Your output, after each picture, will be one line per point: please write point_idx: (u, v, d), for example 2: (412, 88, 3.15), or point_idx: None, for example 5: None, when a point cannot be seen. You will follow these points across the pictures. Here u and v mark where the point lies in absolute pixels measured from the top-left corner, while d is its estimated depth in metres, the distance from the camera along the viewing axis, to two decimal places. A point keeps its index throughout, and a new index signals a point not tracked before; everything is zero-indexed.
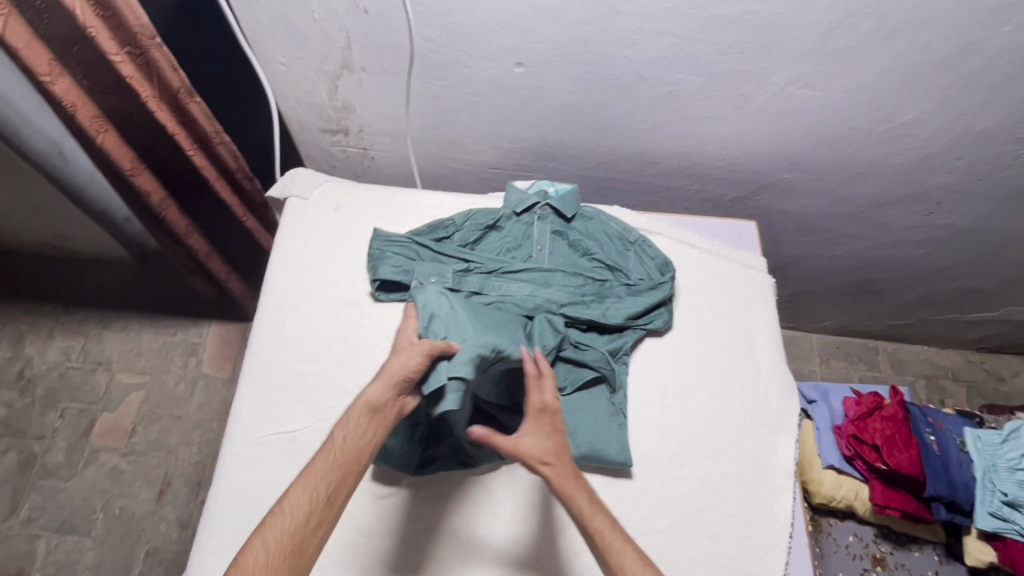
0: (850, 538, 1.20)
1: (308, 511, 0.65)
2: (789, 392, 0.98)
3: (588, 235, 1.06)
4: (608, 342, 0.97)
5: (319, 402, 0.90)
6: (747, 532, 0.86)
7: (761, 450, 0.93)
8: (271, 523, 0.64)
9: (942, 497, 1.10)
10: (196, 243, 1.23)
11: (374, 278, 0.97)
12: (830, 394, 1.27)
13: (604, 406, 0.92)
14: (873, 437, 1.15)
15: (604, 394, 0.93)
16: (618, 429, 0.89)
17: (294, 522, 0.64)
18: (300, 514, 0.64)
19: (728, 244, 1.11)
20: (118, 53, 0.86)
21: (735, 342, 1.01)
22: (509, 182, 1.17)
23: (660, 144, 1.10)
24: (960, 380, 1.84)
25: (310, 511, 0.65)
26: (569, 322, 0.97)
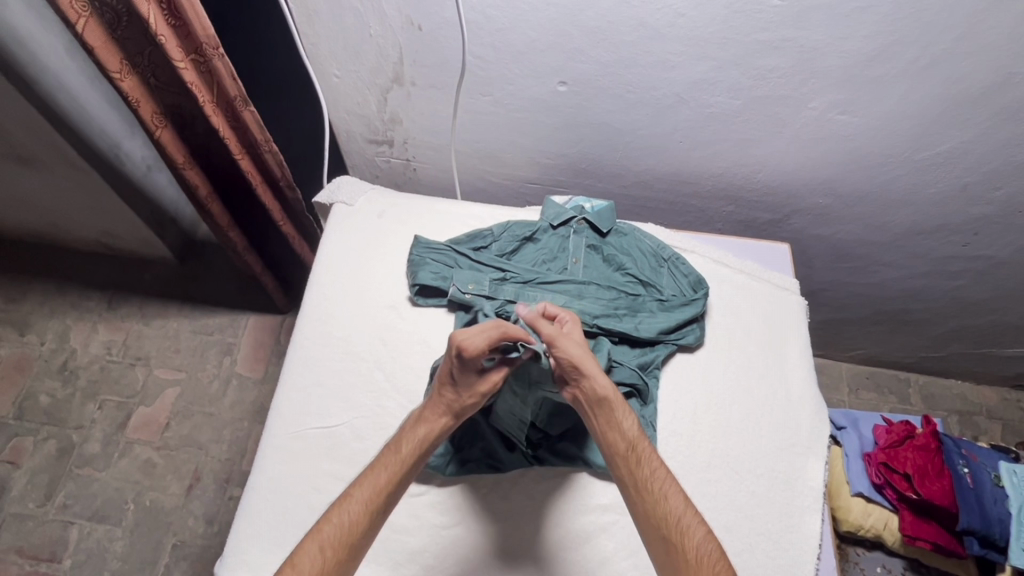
0: (878, 569, 1.18)
1: (365, 509, 0.73)
2: (820, 415, 0.98)
3: (624, 251, 1.08)
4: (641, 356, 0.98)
5: (357, 400, 0.93)
6: (774, 551, 0.86)
7: (790, 470, 0.93)
8: (328, 519, 0.72)
9: (975, 531, 1.08)
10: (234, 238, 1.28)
11: (414, 282, 1.01)
12: (860, 421, 1.26)
13: None
14: (904, 466, 1.13)
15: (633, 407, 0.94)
16: None
17: (352, 520, 0.72)
18: (357, 512, 0.73)
19: (762, 265, 1.12)
20: (183, 60, 0.91)
21: (766, 362, 1.01)
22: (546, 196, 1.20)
23: (696, 165, 1.12)
24: (995, 417, 1.80)
25: (367, 508, 0.73)
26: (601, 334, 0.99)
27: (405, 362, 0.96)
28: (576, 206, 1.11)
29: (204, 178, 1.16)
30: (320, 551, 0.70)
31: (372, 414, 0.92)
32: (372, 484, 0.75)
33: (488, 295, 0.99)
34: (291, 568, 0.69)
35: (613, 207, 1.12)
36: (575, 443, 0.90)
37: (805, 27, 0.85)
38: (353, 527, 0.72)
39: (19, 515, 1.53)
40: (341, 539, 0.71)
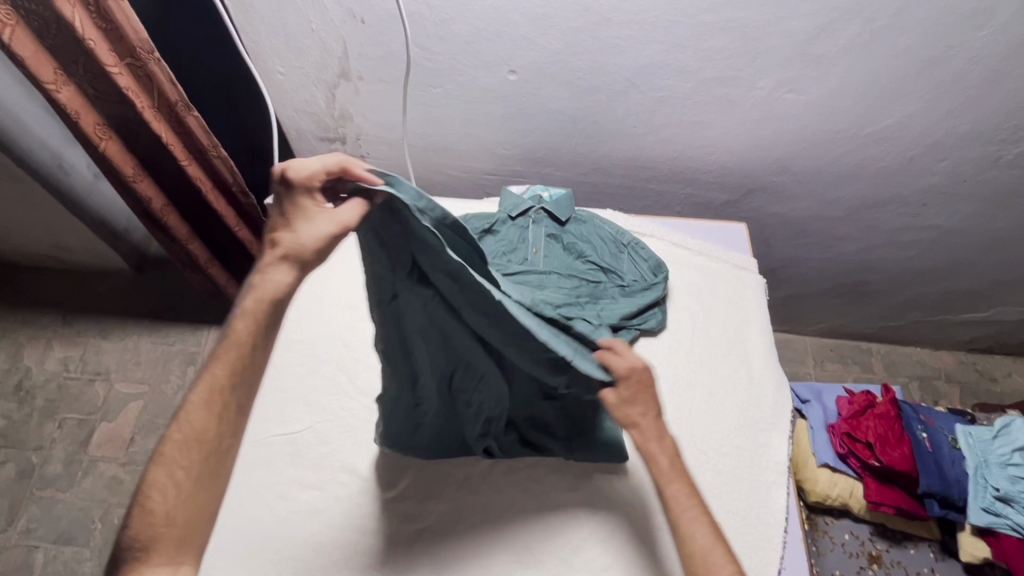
0: (846, 536, 1.21)
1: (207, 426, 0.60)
2: (782, 391, 1.00)
3: (584, 239, 1.08)
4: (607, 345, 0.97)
5: (322, 405, 0.92)
6: (743, 528, 0.87)
7: (755, 447, 0.94)
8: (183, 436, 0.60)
9: (936, 494, 1.11)
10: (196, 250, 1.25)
11: None
12: (824, 393, 1.30)
13: None
14: (866, 435, 1.17)
15: None
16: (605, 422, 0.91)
17: (198, 429, 0.60)
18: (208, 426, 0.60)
19: (721, 246, 1.13)
20: (117, 65, 0.88)
21: (728, 341, 1.02)
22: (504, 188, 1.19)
23: (651, 149, 1.12)
24: (953, 381, 1.86)
25: (212, 412, 0.61)
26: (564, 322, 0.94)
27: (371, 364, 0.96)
28: (535, 197, 1.10)
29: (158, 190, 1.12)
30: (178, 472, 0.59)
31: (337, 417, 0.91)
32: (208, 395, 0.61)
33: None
34: (141, 503, 0.58)
35: (571, 197, 1.12)
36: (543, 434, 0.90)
37: (749, 7, 0.85)
38: (200, 439, 0.60)
39: None
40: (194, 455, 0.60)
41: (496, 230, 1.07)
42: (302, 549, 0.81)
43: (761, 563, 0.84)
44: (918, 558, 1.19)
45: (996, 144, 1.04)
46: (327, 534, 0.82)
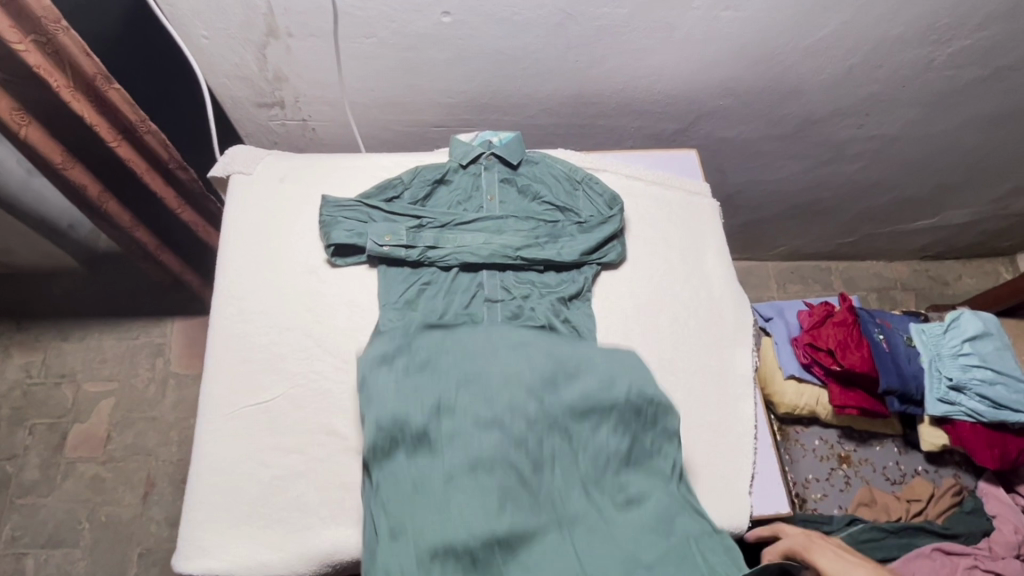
0: (817, 441, 1.27)
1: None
2: (742, 307, 1.03)
3: (536, 182, 1.07)
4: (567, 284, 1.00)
5: (289, 371, 0.91)
6: (715, 439, 0.91)
7: (722, 363, 0.97)
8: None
9: (895, 391, 1.17)
10: (144, 237, 1.24)
11: (328, 243, 0.98)
12: (785, 310, 1.33)
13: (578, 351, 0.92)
14: (827, 343, 1.21)
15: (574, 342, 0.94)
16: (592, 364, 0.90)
17: None
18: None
19: (673, 173, 1.14)
20: (22, 41, 0.83)
21: (687, 266, 1.04)
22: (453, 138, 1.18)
23: (596, 83, 1.11)
24: (908, 288, 1.94)
25: None
26: (526, 265, 1.00)
27: (336, 327, 0.94)
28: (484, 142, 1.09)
29: (91, 176, 1.09)
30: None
31: (307, 382, 0.90)
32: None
33: (410, 244, 0.98)
34: None
35: (519, 139, 1.10)
36: None
37: None
38: None
39: None
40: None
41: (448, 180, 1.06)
42: (291, 510, 0.83)
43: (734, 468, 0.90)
44: (884, 454, 1.26)
45: (929, 45, 1.06)
46: (312, 492, 0.84)
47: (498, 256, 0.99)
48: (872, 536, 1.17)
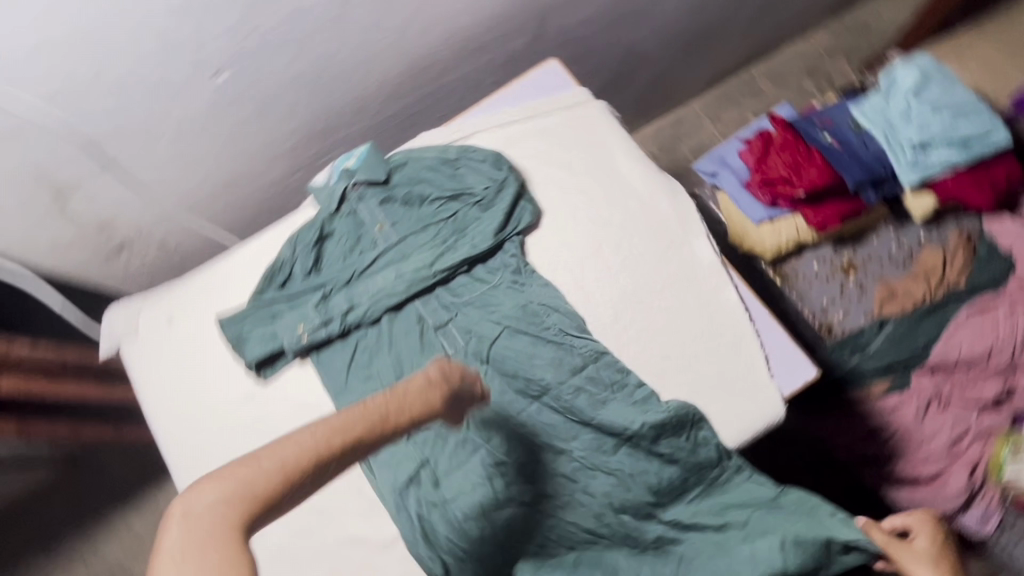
0: (815, 265, 1.20)
1: (304, 452, 0.48)
2: (678, 196, 0.94)
3: (415, 185, 0.96)
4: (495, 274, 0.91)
5: (282, 507, 0.85)
6: (712, 342, 0.86)
7: (685, 264, 0.90)
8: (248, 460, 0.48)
9: (865, 182, 1.12)
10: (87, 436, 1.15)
11: (248, 363, 0.90)
12: (726, 157, 1.23)
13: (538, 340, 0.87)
14: (780, 172, 1.13)
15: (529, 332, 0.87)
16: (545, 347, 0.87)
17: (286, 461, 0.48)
18: (310, 436, 0.50)
19: (544, 95, 1.03)
20: None
21: (604, 185, 0.95)
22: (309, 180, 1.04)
23: (416, 48, 0.99)
24: (835, 54, 1.81)
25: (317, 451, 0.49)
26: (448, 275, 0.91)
27: None
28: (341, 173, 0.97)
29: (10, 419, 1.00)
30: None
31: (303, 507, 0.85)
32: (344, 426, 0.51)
33: (325, 321, 0.90)
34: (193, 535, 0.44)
35: (376, 150, 0.99)
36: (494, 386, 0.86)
37: None
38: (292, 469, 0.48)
39: None
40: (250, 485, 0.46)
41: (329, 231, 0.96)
42: None
43: (744, 360, 0.85)
44: (883, 243, 1.21)
45: None
46: None
47: (416, 283, 0.90)
48: (905, 329, 1.15)
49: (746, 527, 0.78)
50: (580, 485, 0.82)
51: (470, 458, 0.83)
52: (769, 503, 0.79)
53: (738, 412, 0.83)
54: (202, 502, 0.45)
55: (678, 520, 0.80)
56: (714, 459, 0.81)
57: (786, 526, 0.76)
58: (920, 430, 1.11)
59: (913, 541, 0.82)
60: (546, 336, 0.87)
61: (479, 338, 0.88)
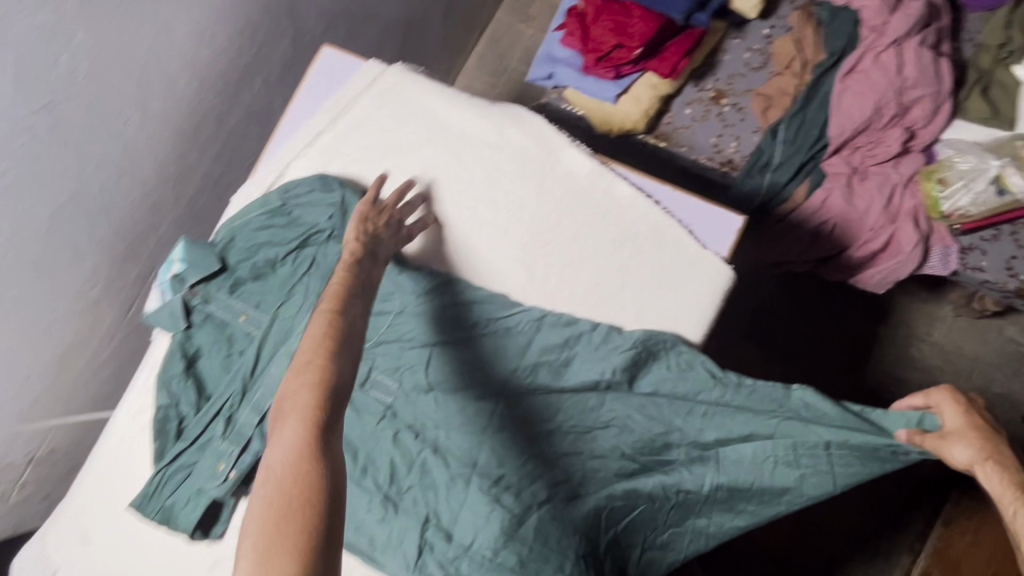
0: (688, 111, 1.15)
1: (313, 374, 0.59)
2: (523, 118, 0.85)
3: (258, 255, 0.83)
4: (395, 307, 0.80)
5: None
6: (632, 242, 0.79)
7: (565, 181, 0.82)
8: (285, 409, 0.58)
9: (691, 10, 1.06)
10: None
11: (190, 530, 0.77)
12: (552, 53, 1.15)
13: (472, 339, 0.78)
14: (609, 42, 1.06)
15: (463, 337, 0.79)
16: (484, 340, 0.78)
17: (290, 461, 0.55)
18: (309, 346, 0.62)
19: (337, 89, 0.90)
20: None
21: (446, 146, 0.85)
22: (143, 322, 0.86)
23: (175, 110, 0.85)
24: None
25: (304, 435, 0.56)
26: None
27: None
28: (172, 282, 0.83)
29: None
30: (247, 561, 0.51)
31: None
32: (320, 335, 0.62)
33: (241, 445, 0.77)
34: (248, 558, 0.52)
35: (196, 240, 0.85)
36: None
37: None
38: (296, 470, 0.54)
39: None
40: (298, 427, 0.56)
41: (196, 352, 0.82)
42: None
43: (670, 242, 0.78)
44: (736, 55, 1.16)
45: None
46: None
47: None
48: (797, 124, 1.10)
49: (777, 440, 0.73)
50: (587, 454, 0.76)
51: (467, 490, 0.74)
52: (784, 400, 0.73)
53: (690, 295, 0.78)
54: (257, 522, 0.53)
55: (720, 483, 0.73)
56: (709, 381, 0.74)
57: (826, 430, 0.71)
58: (856, 209, 1.09)
59: (940, 421, 0.68)
60: (480, 334, 0.79)
61: (412, 370, 0.78)
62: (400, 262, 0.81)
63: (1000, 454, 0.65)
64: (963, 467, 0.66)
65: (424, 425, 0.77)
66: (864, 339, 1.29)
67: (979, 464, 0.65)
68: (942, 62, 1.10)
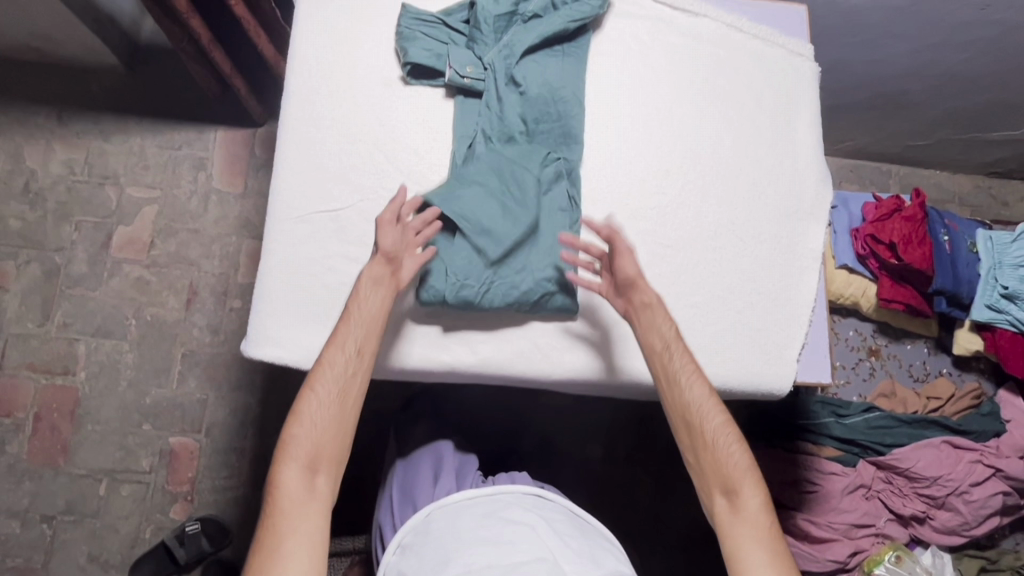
0: (851, 332, 1.31)
1: (345, 362, 0.78)
2: (825, 182, 0.99)
3: (618, 30, 0.99)
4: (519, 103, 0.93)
5: (360, 184, 0.89)
6: (773, 307, 0.93)
7: (793, 234, 0.96)
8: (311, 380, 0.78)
9: (946, 291, 1.18)
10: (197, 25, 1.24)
11: (405, 61, 0.91)
12: (850, 199, 1.28)
13: (630, 205, 0.93)
14: (890, 237, 1.18)
15: (635, 199, 0.94)
16: (640, 222, 0.93)
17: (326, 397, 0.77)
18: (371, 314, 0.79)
19: (776, 28, 1.03)
20: None
21: (774, 131, 0.99)
22: None
23: None
24: (965, 204, 1.91)
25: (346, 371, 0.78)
26: (593, 112, 0.95)
27: (406, 146, 0.91)
28: None
29: None
30: (299, 478, 0.74)
31: (379, 195, 0.89)
32: (365, 310, 0.79)
33: (493, 87, 0.91)
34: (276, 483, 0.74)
35: None
36: (588, 217, 0.92)
37: None
38: (340, 409, 0.77)
39: (21, 336, 1.55)
40: (328, 414, 0.77)
41: (537, 18, 0.93)
42: None
43: (785, 338, 0.92)
44: (914, 353, 1.31)
45: None
46: None
47: (568, 97, 0.92)
48: (886, 423, 1.22)
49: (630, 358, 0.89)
50: (498, 283, 0.85)
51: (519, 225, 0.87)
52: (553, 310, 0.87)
53: (754, 371, 0.91)
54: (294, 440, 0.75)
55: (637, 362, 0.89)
56: None
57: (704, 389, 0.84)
58: (838, 501, 1.19)
59: (740, 498, 0.78)
60: (648, 216, 0.93)
61: (589, 168, 0.93)
62: (658, 127, 0.97)
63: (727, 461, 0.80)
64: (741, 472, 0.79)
65: (554, 193, 0.91)
66: (710, 560, 1.39)
67: (749, 474, 0.79)
68: (995, 519, 1.19)
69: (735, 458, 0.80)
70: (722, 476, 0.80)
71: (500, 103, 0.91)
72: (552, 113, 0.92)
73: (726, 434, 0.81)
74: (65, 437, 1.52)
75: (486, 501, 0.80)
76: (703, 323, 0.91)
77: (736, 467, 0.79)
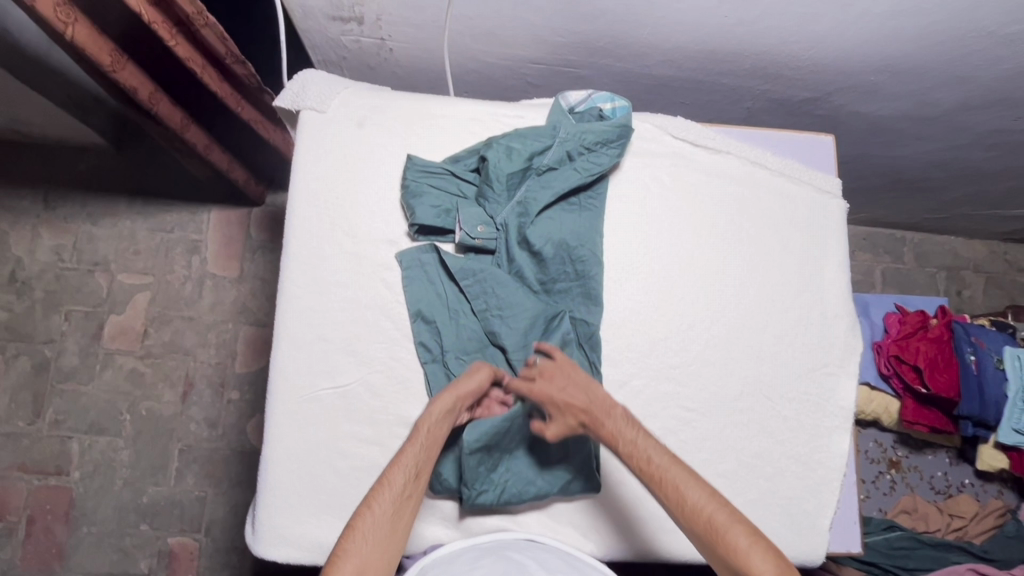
0: (871, 444, 1.28)
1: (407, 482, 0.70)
2: (856, 330, 0.94)
3: (637, 172, 0.93)
4: (535, 262, 0.88)
5: (368, 355, 0.84)
6: (803, 473, 0.89)
7: (822, 391, 0.91)
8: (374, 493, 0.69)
9: (972, 416, 1.13)
10: (195, 136, 1.16)
11: (413, 222, 0.85)
12: (871, 307, 1.24)
13: (655, 365, 0.88)
14: (915, 358, 1.13)
15: (660, 358, 0.89)
16: (666, 385, 0.88)
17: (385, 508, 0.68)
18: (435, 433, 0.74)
19: (803, 163, 0.98)
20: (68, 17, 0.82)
21: (802, 278, 0.94)
22: (557, 99, 0.92)
23: (737, 43, 0.95)
24: (980, 271, 1.87)
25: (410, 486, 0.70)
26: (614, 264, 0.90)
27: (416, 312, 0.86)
28: (603, 131, 0.89)
29: (144, 77, 1.00)
30: None
31: (388, 367, 0.84)
32: (433, 434, 0.74)
33: (505, 248, 0.88)
34: None
35: (623, 102, 0.92)
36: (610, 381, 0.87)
37: None
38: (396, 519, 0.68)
39: (11, 434, 1.50)
40: (387, 525, 0.67)
41: (552, 169, 0.88)
42: None
43: (816, 506, 0.88)
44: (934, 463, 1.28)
45: None
46: None
47: (586, 256, 0.87)
48: (909, 544, 1.19)
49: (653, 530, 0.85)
50: (513, 479, 0.82)
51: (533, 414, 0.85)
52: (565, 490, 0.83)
53: (784, 543, 0.87)
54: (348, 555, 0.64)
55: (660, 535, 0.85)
56: None
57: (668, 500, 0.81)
58: None
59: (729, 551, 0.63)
60: (675, 378, 0.88)
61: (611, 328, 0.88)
62: (683, 278, 0.91)
63: (688, 504, 0.66)
64: (700, 510, 0.65)
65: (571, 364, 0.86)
66: None
67: (714, 507, 0.65)
68: None
69: (693, 496, 0.66)
70: (698, 531, 0.65)
71: (513, 264, 0.88)
72: (569, 273, 0.88)
73: (676, 471, 0.68)
74: (60, 539, 1.47)
75: (472, 547, 0.76)
76: (732, 495, 0.87)
77: (700, 507, 0.66)
